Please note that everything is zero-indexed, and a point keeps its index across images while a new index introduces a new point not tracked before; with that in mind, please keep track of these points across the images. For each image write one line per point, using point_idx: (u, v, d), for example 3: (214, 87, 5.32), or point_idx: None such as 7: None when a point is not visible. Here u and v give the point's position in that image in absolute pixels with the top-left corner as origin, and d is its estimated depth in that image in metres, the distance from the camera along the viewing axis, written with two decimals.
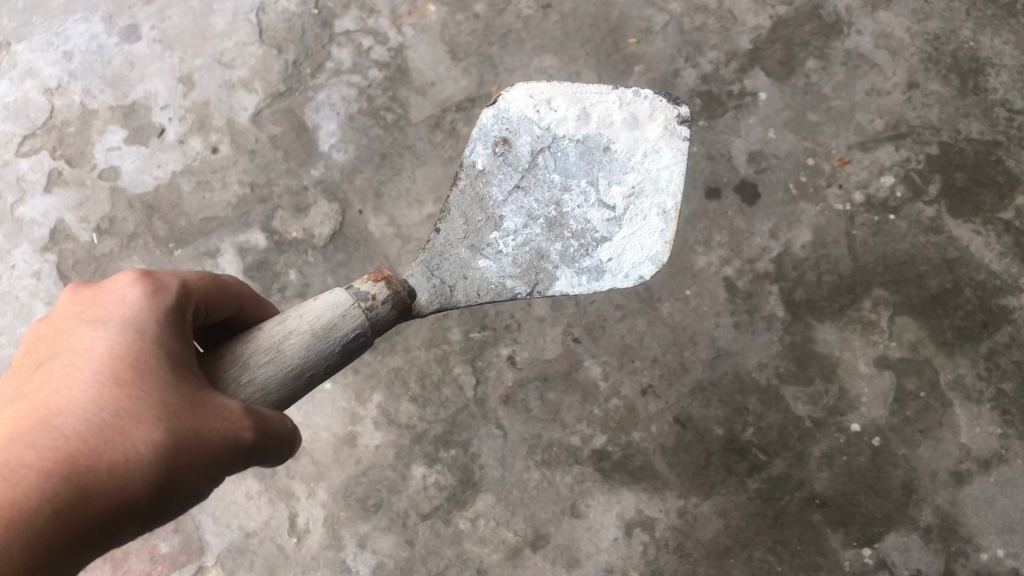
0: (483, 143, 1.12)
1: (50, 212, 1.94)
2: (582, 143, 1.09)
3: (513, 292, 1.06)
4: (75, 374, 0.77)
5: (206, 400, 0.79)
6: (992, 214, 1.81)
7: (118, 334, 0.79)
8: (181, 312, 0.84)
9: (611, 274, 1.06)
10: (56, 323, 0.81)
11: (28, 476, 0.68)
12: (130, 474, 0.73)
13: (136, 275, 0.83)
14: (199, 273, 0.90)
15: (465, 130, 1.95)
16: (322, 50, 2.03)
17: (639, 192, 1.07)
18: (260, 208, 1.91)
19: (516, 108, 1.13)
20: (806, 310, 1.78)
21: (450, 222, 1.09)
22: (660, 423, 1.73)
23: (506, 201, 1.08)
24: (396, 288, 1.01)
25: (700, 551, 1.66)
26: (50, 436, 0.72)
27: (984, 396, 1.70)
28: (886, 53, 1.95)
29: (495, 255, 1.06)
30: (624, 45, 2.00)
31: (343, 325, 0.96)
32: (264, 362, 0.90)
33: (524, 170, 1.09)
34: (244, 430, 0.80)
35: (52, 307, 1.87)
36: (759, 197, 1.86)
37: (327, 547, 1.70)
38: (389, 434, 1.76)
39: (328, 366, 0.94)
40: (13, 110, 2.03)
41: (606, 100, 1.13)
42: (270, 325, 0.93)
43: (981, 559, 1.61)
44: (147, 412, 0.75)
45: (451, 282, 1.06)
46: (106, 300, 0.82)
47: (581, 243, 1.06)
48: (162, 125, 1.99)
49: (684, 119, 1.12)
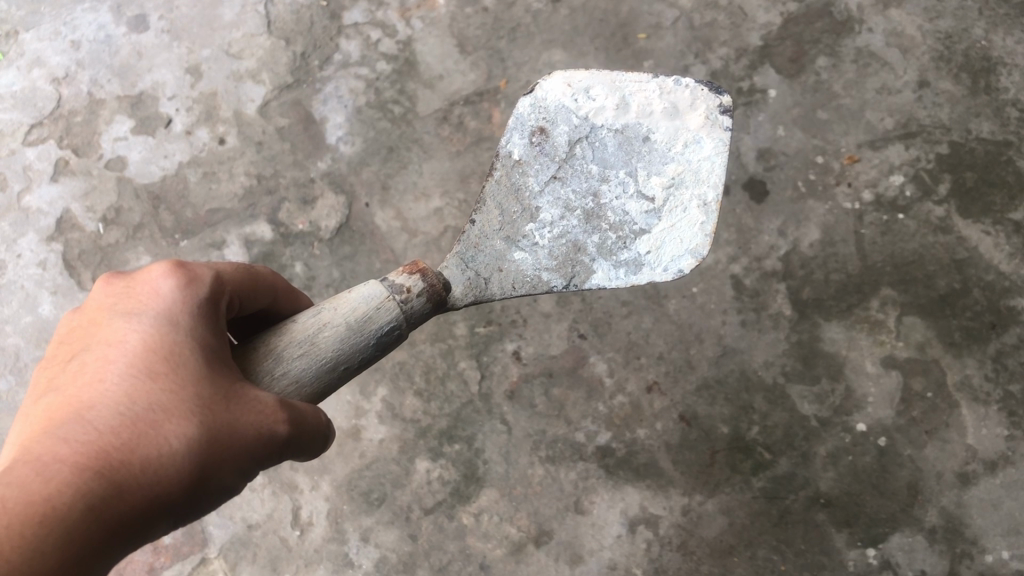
0: (520, 133, 1.11)
1: (56, 201, 1.93)
2: (620, 133, 1.09)
3: (550, 284, 1.06)
4: (109, 367, 0.77)
5: (238, 393, 0.80)
6: (1002, 214, 1.80)
7: (151, 326, 0.80)
8: (215, 302, 0.85)
9: (650, 268, 1.06)
10: (91, 316, 0.83)
11: (63, 470, 0.68)
12: (164, 467, 0.73)
13: (170, 266, 0.85)
14: (233, 266, 0.91)
15: (473, 125, 1.94)
16: (330, 42, 2.03)
17: (679, 183, 1.07)
18: (266, 200, 1.91)
19: (553, 98, 1.12)
20: (813, 309, 1.77)
21: (485, 213, 1.08)
22: (665, 420, 1.72)
23: (543, 192, 1.07)
24: (431, 281, 1.02)
25: (704, 550, 1.65)
26: (83, 431, 0.72)
27: (992, 397, 1.69)
28: (897, 52, 1.94)
29: (532, 247, 1.06)
30: (634, 40, 1.99)
31: (378, 318, 0.96)
32: (298, 354, 0.91)
33: (561, 160, 1.08)
34: (278, 422, 0.81)
35: (58, 296, 1.87)
36: (768, 194, 1.85)
37: (330, 540, 1.70)
38: (393, 428, 1.75)
39: (362, 359, 0.96)
40: (20, 99, 2.03)
41: (645, 89, 1.12)
42: (305, 317, 0.95)
43: (986, 561, 1.60)
44: (180, 405, 0.76)
45: (487, 274, 1.06)
46: (138, 293, 0.83)
47: (619, 236, 1.06)
48: (169, 116, 1.98)
49: (726, 108, 1.11)
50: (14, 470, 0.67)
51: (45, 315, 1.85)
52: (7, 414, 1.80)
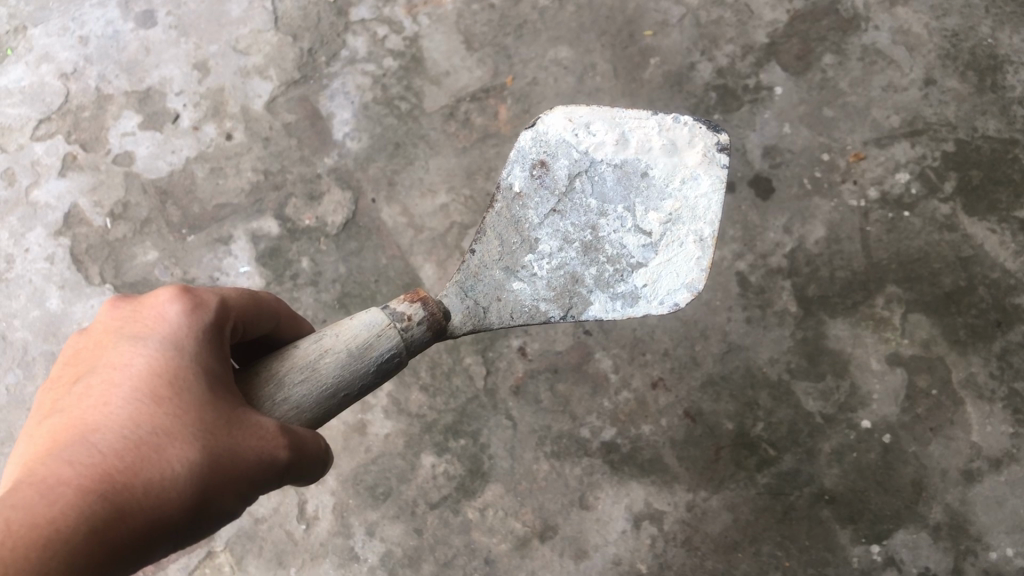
0: (521, 165, 1.12)
1: (64, 196, 1.94)
2: (620, 168, 1.09)
3: (547, 315, 1.07)
4: (113, 391, 0.78)
5: (241, 417, 0.81)
6: (1007, 213, 1.80)
7: (157, 350, 0.81)
8: (220, 328, 0.87)
9: (646, 301, 1.06)
10: (97, 337, 0.84)
11: (66, 492, 0.68)
12: (166, 490, 0.73)
13: (176, 291, 0.86)
14: (238, 291, 0.92)
15: (479, 121, 1.95)
16: (337, 38, 2.03)
17: (676, 219, 1.07)
18: (273, 195, 1.91)
19: (554, 132, 1.12)
20: (818, 306, 1.77)
21: (484, 243, 1.10)
22: (670, 416, 1.73)
23: (542, 224, 1.08)
24: (432, 309, 1.03)
25: (708, 545, 1.65)
26: (87, 454, 0.72)
27: (997, 394, 1.69)
28: (904, 49, 1.94)
29: (530, 277, 1.08)
30: (640, 38, 1.99)
31: (378, 345, 0.98)
32: (300, 380, 0.93)
33: (560, 194, 1.09)
34: (279, 447, 0.82)
35: (65, 291, 1.87)
36: (774, 191, 1.86)
37: (336, 534, 1.71)
38: (399, 423, 1.76)
39: (362, 386, 0.97)
40: (28, 94, 2.04)
41: (645, 125, 1.12)
42: (307, 343, 0.96)
43: (990, 558, 1.60)
44: (183, 429, 0.77)
45: (485, 303, 1.07)
46: (145, 317, 0.84)
47: (616, 269, 1.07)
48: (177, 111, 1.99)
49: (723, 146, 1.11)
50: (20, 491, 0.68)
51: (53, 309, 1.86)
52: (15, 408, 1.81)
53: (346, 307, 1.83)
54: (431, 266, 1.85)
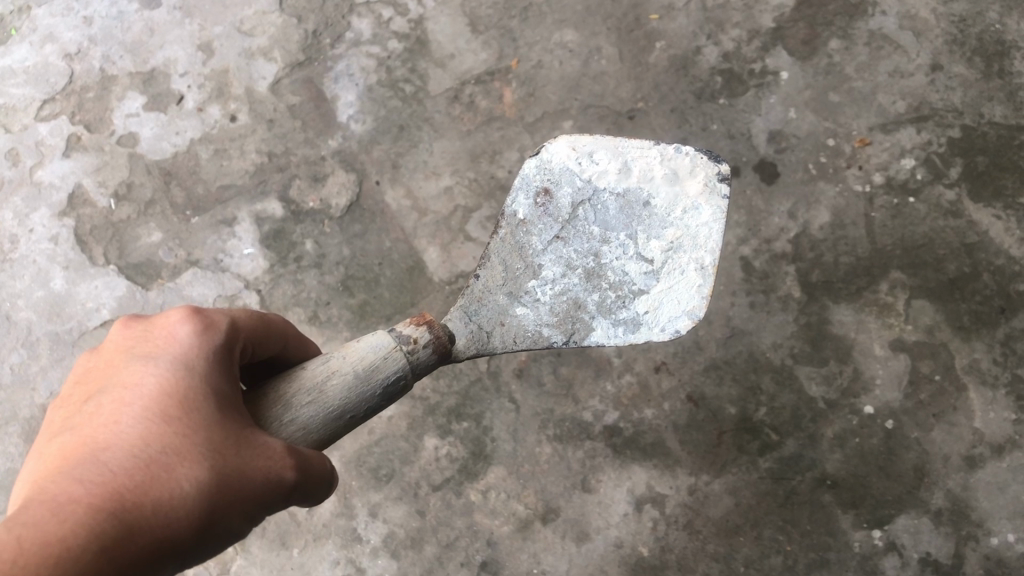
0: (525, 193, 1.12)
1: (68, 176, 1.94)
2: (621, 197, 1.09)
3: (550, 340, 1.07)
4: (123, 409, 0.78)
5: (249, 438, 0.81)
6: (1013, 199, 1.80)
7: (166, 370, 0.81)
8: (229, 348, 0.87)
9: (647, 328, 1.06)
10: (107, 356, 0.84)
11: (76, 511, 0.67)
12: (173, 511, 0.73)
13: (187, 312, 0.86)
14: (246, 313, 0.93)
15: (484, 104, 1.95)
16: (342, 20, 2.02)
17: (678, 247, 1.07)
18: (278, 177, 1.91)
19: (558, 160, 1.13)
20: (822, 291, 1.77)
21: (489, 268, 1.10)
22: (673, 400, 1.73)
23: (546, 250, 1.09)
24: (437, 333, 1.04)
25: (710, 528, 1.66)
26: (96, 472, 0.72)
27: (1000, 380, 1.69)
28: (911, 35, 1.93)
29: (533, 303, 1.08)
30: (646, 21, 1.99)
31: (385, 368, 0.98)
32: (306, 401, 0.92)
33: (563, 221, 1.09)
34: (286, 468, 0.82)
35: (69, 271, 1.87)
36: (779, 176, 1.86)
37: (338, 515, 1.71)
38: (402, 405, 1.76)
39: (368, 409, 0.97)
40: (32, 75, 2.03)
41: (647, 155, 1.12)
42: (314, 364, 0.96)
43: (991, 544, 1.61)
44: (192, 448, 0.76)
45: (489, 328, 1.07)
46: (156, 337, 0.84)
47: (618, 295, 1.07)
48: (181, 92, 1.99)
49: (724, 176, 1.12)
50: (30, 508, 0.67)
51: (57, 289, 1.86)
52: (20, 388, 1.82)
53: (350, 290, 1.83)
54: (435, 249, 1.85)
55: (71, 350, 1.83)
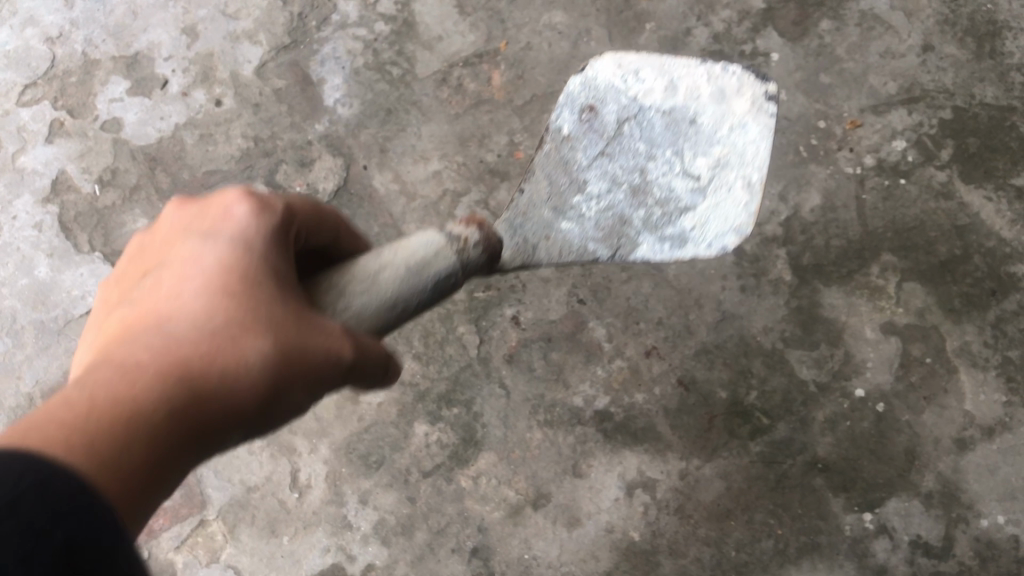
0: (571, 109, 1.19)
1: (51, 162, 1.92)
2: (667, 114, 1.16)
3: (596, 254, 1.12)
4: (185, 279, 0.76)
5: (311, 320, 0.79)
6: (1004, 180, 1.79)
7: (227, 244, 0.79)
8: (285, 233, 0.84)
9: (693, 243, 1.12)
10: (163, 233, 0.83)
11: (138, 376, 0.67)
12: (240, 378, 0.72)
13: (243, 192, 0.83)
14: (302, 201, 0.90)
15: (472, 87, 1.93)
16: (328, 3, 2.01)
17: (724, 164, 1.13)
18: (264, 162, 1.89)
19: (603, 77, 1.20)
20: (813, 274, 1.76)
21: (536, 183, 1.16)
22: (664, 385, 1.72)
23: (590, 165, 1.15)
24: (487, 233, 1.04)
25: (701, 513, 1.65)
26: (161, 338, 0.71)
27: (990, 362, 1.69)
28: (902, 15, 1.93)
29: (579, 218, 1.13)
30: (635, 3, 1.97)
31: (434, 263, 0.98)
32: (362, 290, 0.91)
33: (607, 138, 1.16)
34: (345, 350, 0.79)
35: (53, 259, 1.85)
36: (769, 159, 1.85)
37: (328, 503, 1.70)
38: (392, 392, 1.76)
39: (419, 301, 0.96)
40: (14, 59, 2.01)
41: (694, 73, 1.19)
42: (370, 258, 0.94)
43: (981, 526, 1.61)
44: (256, 316, 0.74)
45: (535, 242, 1.12)
46: (212, 215, 0.82)
47: (664, 211, 1.13)
48: (165, 77, 1.96)
49: (773, 95, 1.16)
50: (95, 371, 0.67)
51: (41, 277, 1.84)
52: (3, 376, 1.77)
53: None
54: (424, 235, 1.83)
55: (57, 338, 1.80)
